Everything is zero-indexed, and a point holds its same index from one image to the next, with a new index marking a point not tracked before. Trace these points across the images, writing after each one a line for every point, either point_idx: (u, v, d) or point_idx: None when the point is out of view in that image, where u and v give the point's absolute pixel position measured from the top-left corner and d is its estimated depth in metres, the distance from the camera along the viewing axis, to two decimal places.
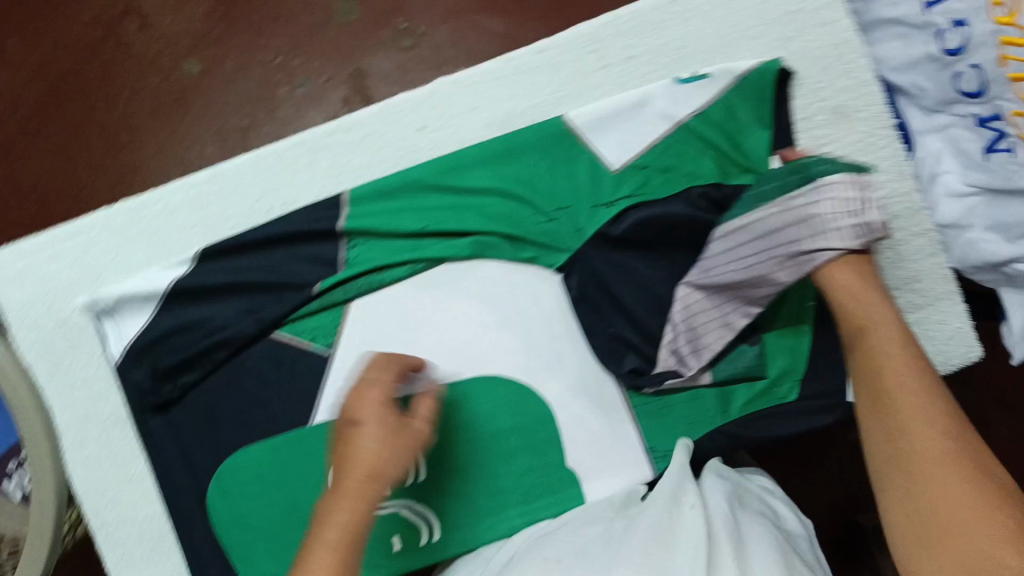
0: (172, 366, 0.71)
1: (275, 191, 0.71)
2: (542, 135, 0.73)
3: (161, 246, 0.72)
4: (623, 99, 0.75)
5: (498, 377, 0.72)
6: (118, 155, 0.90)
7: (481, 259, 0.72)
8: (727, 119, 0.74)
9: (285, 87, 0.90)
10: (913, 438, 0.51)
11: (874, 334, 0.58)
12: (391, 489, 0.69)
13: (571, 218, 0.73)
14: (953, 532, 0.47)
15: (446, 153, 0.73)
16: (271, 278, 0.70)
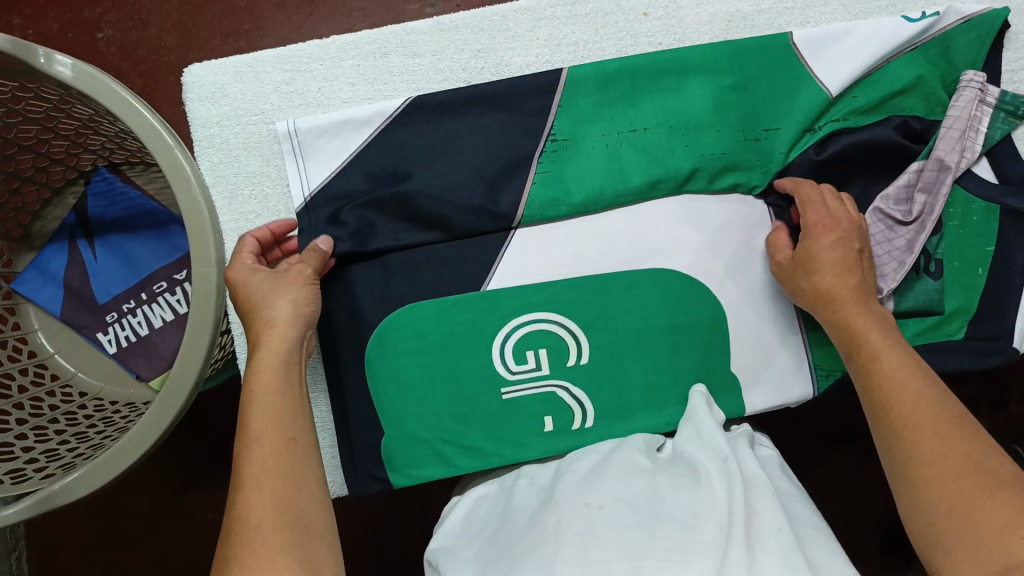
0: (365, 205, 0.68)
1: (493, 51, 0.70)
2: (770, 46, 0.69)
3: (364, 89, 0.70)
4: (844, 29, 0.70)
5: (681, 274, 0.70)
6: (240, 39, 0.95)
7: (684, 170, 0.69)
8: (944, 57, 0.70)
9: (416, 4, 0.95)
10: (897, 398, 0.53)
11: (851, 327, 0.59)
12: (553, 358, 0.70)
13: (779, 144, 0.70)
14: (970, 510, 0.46)
15: (663, 44, 0.70)
16: (466, 135, 0.69)
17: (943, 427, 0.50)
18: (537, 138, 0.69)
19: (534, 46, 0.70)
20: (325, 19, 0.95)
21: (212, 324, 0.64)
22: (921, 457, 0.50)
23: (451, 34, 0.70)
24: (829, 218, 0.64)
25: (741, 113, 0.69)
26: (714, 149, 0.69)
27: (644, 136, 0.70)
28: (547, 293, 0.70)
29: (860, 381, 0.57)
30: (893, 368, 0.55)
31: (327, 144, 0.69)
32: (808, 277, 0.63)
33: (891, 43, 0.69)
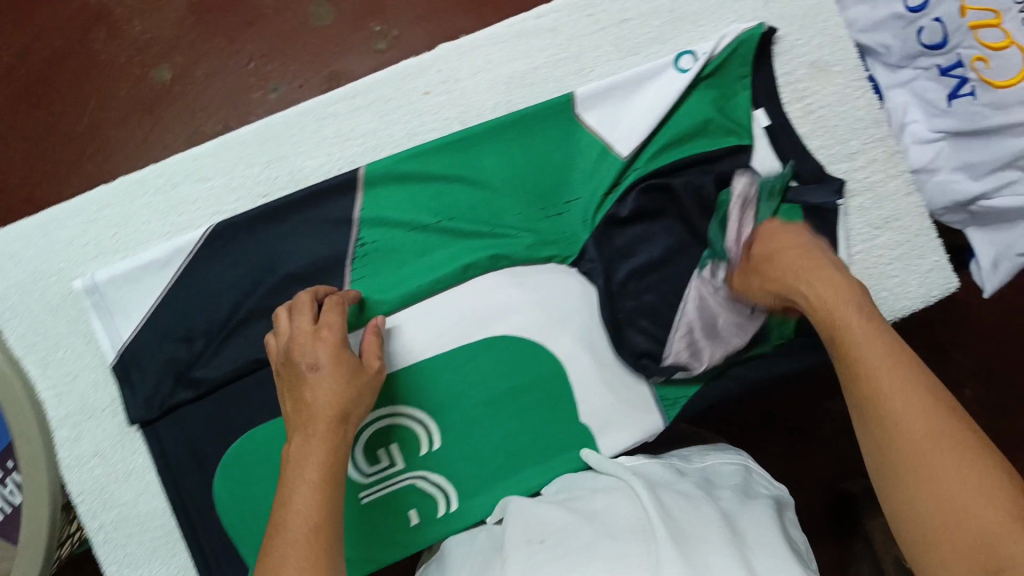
0: (189, 363, 0.68)
1: (283, 161, 0.69)
2: (551, 107, 0.70)
3: (162, 224, 0.69)
4: (618, 76, 0.71)
5: (515, 335, 0.70)
6: (86, 166, 0.94)
7: (495, 254, 0.70)
8: (718, 82, 0.71)
9: (258, 91, 0.94)
10: (869, 367, 0.51)
11: (826, 305, 0.58)
12: (405, 451, 0.69)
13: (581, 208, 0.71)
14: (936, 479, 0.44)
15: (449, 126, 0.70)
16: (274, 251, 0.69)
17: (932, 405, 0.47)
18: (347, 235, 0.69)
19: (323, 148, 0.69)
20: (169, 127, 0.94)
21: (47, 489, 0.63)
22: (900, 433, 0.47)
23: (237, 151, 0.69)
24: (791, 238, 0.65)
25: (536, 183, 0.70)
26: (518, 226, 0.70)
27: (450, 223, 0.70)
28: (389, 385, 0.69)
29: (837, 353, 0.55)
30: (865, 338, 0.53)
31: (134, 291, 0.69)
32: (773, 280, 0.63)
33: (670, 86, 0.71)
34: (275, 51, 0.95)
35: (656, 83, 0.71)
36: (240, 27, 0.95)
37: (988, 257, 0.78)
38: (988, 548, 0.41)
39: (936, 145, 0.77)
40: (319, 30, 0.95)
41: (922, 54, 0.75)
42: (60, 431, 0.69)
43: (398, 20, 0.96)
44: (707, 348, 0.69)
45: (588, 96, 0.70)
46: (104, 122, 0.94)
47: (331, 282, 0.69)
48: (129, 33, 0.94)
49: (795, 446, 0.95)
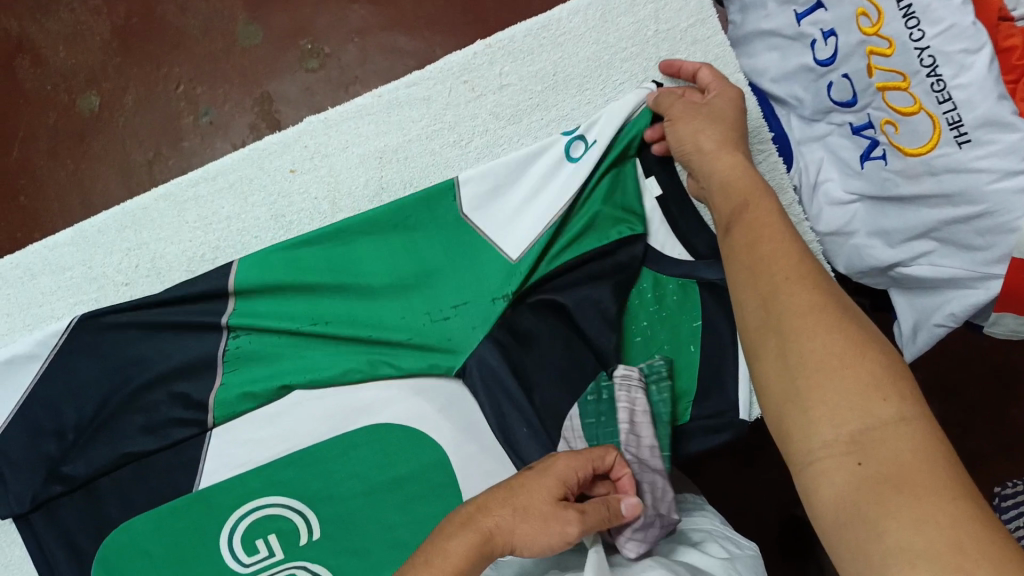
0: (56, 455, 0.66)
1: (144, 248, 0.67)
2: (428, 199, 0.66)
3: (27, 314, 0.67)
4: (502, 165, 0.67)
5: (390, 425, 0.68)
6: (19, 199, 0.87)
7: (377, 367, 0.67)
8: (610, 174, 0.67)
9: (189, 116, 0.88)
10: (768, 251, 0.48)
11: (736, 190, 0.55)
12: (286, 540, 0.67)
13: (469, 315, 0.66)
14: (818, 359, 0.42)
15: (330, 222, 0.67)
16: (141, 343, 0.65)
17: (820, 290, 0.45)
18: (216, 337, 0.65)
19: (184, 234, 0.67)
20: (101, 158, 0.88)
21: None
22: (791, 322, 0.44)
23: (96, 240, 0.67)
24: (719, 79, 0.65)
25: (419, 287, 0.66)
26: (401, 337, 0.66)
27: (326, 326, 0.66)
28: (266, 476, 0.67)
29: (732, 236, 0.52)
30: (767, 224, 0.51)
31: None
32: (695, 132, 0.61)
33: (559, 177, 0.67)
34: (205, 72, 0.89)
35: (543, 168, 0.68)
36: (167, 49, 0.89)
37: (908, 320, 0.72)
38: (863, 443, 0.39)
39: (850, 207, 0.72)
40: (249, 50, 0.89)
41: (834, 110, 0.71)
42: None
43: (329, 36, 0.89)
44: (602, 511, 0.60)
45: (469, 187, 0.66)
46: (35, 154, 0.88)
47: (202, 370, 0.66)
48: (52, 63, 0.89)
49: (748, 486, 0.87)
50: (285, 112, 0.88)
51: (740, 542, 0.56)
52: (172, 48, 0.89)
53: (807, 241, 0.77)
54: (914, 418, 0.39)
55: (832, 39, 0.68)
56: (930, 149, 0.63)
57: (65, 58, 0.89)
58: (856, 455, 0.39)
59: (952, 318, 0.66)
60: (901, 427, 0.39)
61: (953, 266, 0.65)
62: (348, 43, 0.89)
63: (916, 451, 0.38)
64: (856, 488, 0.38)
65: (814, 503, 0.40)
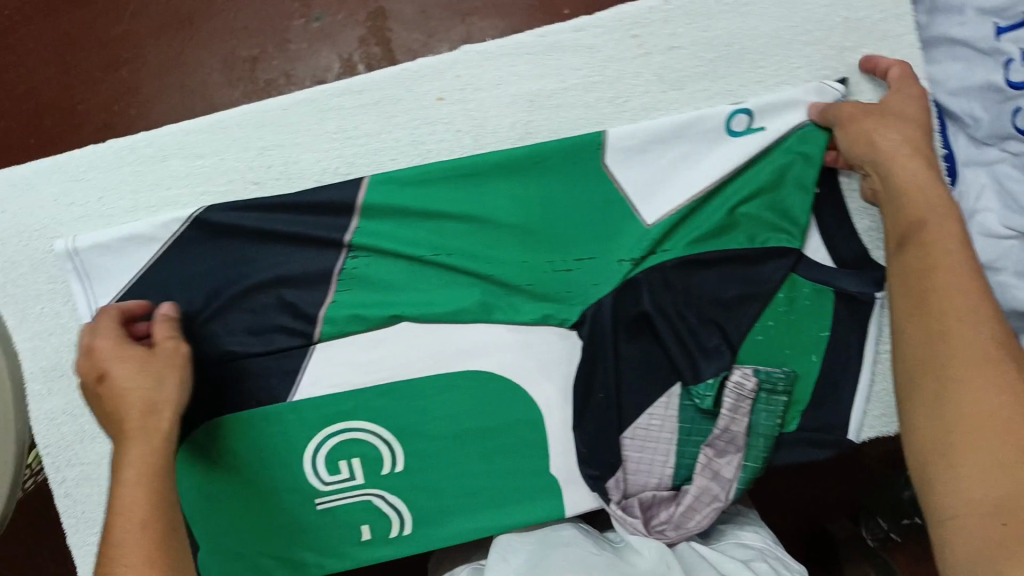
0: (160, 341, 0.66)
1: (279, 149, 0.65)
2: (572, 147, 0.64)
3: (151, 194, 0.67)
4: (658, 123, 0.64)
5: (491, 373, 0.67)
6: (120, 72, 0.86)
7: (493, 307, 0.66)
8: (771, 155, 0.64)
9: (298, 20, 0.85)
10: (939, 288, 0.52)
11: (914, 201, 0.56)
12: (369, 468, 0.67)
13: (595, 267, 0.65)
14: (972, 411, 0.46)
15: (465, 152, 0.65)
16: (257, 248, 0.65)
17: (986, 341, 0.48)
18: (337, 255, 0.65)
19: (321, 143, 0.65)
20: (207, 45, 0.86)
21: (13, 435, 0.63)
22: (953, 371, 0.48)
23: (231, 132, 0.66)
24: (903, 80, 0.62)
25: (547, 231, 0.65)
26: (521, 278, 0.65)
27: (446, 258, 0.65)
28: (358, 401, 0.67)
29: (903, 263, 0.55)
30: (947, 255, 0.53)
31: (113, 260, 0.66)
32: (868, 129, 0.60)
33: (722, 151, 0.64)
34: None
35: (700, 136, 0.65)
36: None
37: None
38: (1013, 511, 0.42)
39: (1004, 243, 0.67)
40: None
41: (1014, 138, 0.66)
42: (35, 384, 0.71)
43: None
44: (675, 514, 0.63)
45: (620, 138, 0.64)
46: (140, 26, 0.86)
47: (318, 288, 0.66)
48: None
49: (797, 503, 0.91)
50: (397, 31, 0.85)
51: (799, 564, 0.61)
52: None
53: None
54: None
55: None
56: None
57: None
58: (998, 514, 0.42)
59: None
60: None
61: None
62: None
63: None
64: (991, 542, 0.41)
65: (942, 551, 0.44)
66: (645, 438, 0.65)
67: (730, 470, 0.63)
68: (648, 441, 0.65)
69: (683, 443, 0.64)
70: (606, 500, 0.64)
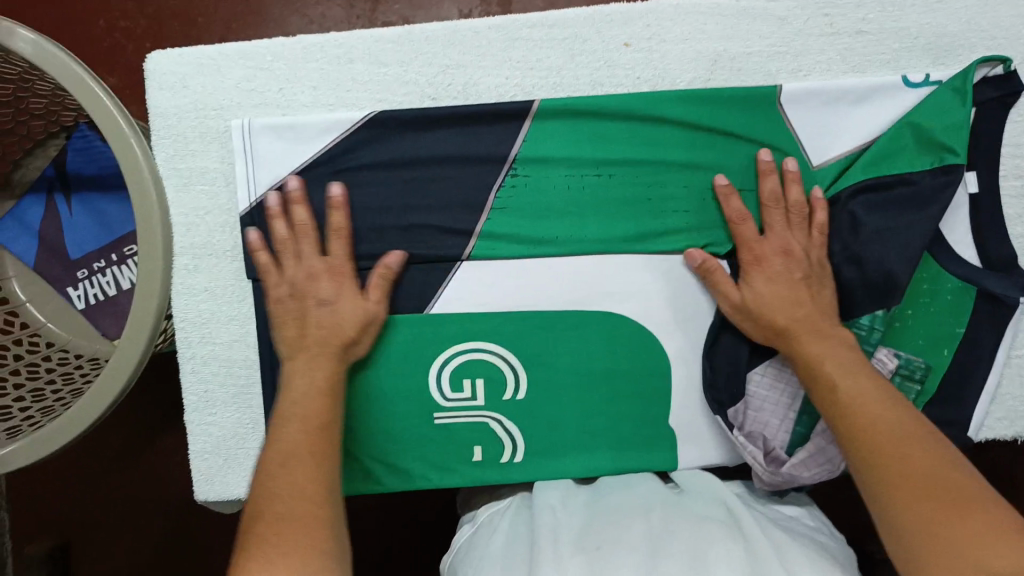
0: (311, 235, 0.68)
1: (462, 69, 0.67)
2: (750, 95, 0.65)
3: (330, 91, 0.68)
4: (831, 84, 0.65)
5: (629, 319, 0.68)
6: None
7: (644, 239, 0.67)
8: (939, 106, 0.64)
9: None
10: (854, 416, 0.52)
11: (824, 368, 0.56)
12: (491, 390, 0.69)
13: (750, 203, 0.66)
14: (918, 480, 0.46)
15: (643, 87, 0.67)
16: (422, 155, 0.68)
17: (908, 429, 0.50)
18: (498, 171, 0.68)
19: (504, 70, 0.67)
20: None
21: (152, 315, 0.61)
22: (893, 475, 0.47)
23: (420, 45, 0.67)
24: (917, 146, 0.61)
25: (708, 169, 0.66)
26: (676, 211, 0.67)
27: (608, 182, 0.67)
28: (494, 323, 0.69)
29: (829, 413, 0.54)
30: (849, 395, 0.54)
31: (280, 148, 0.68)
32: (784, 242, 0.63)
33: (889, 105, 0.66)
34: None
35: (872, 102, 0.66)
36: None
37: None
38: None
39: None
40: None
41: None
42: (181, 260, 0.71)
43: None
44: (793, 465, 0.61)
45: (793, 93, 0.65)
46: None
47: (474, 208, 0.68)
48: None
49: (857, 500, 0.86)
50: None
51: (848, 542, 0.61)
52: None
53: None
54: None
55: None
56: None
57: None
58: None
59: None
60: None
61: None
62: None
63: None
64: None
65: None
66: (776, 376, 0.66)
67: None
68: (779, 382, 0.66)
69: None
70: (729, 427, 0.65)
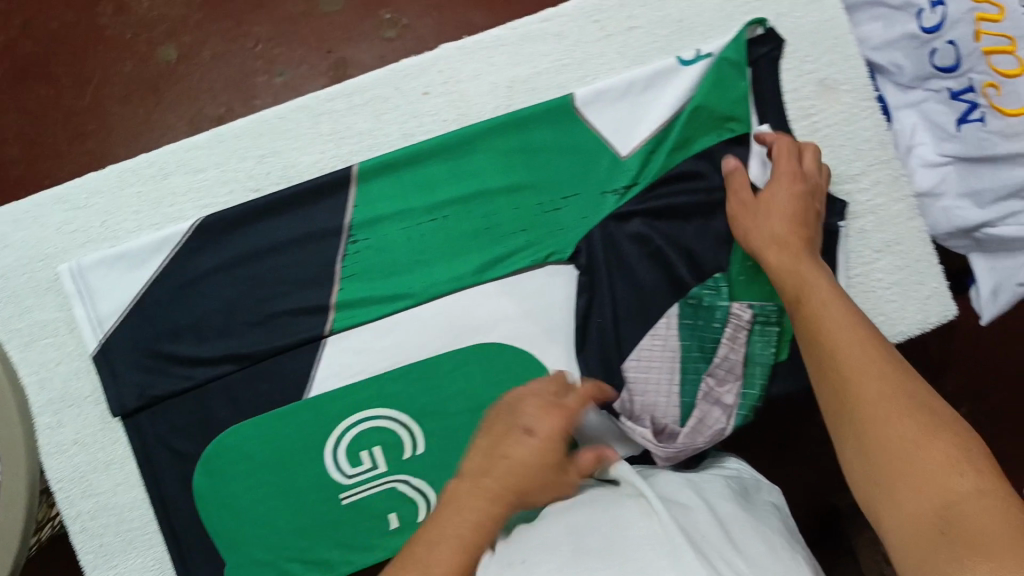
0: (168, 354, 0.68)
1: (277, 156, 0.69)
2: (548, 109, 0.69)
3: (152, 211, 0.69)
4: (617, 81, 0.70)
5: (501, 344, 0.69)
6: (86, 143, 0.86)
7: (494, 265, 0.69)
8: (715, 80, 0.69)
9: (262, 76, 0.86)
10: (834, 349, 0.48)
11: (815, 305, 0.53)
12: (388, 455, 0.68)
13: (579, 205, 0.69)
14: (878, 414, 0.43)
15: (451, 128, 0.70)
16: (262, 248, 0.68)
17: (877, 357, 0.46)
18: (337, 242, 0.69)
19: (318, 144, 0.70)
20: (175, 105, 0.86)
21: None
22: (858, 381, 0.45)
23: (231, 144, 0.70)
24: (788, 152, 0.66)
25: (532, 185, 0.69)
26: (517, 230, 0.69)
27: (445, 221, 0.69)
28: (374, 388, 0.69)
29: (807, 348, 0.51)
30: (844, 328, 0.49)
31: (114, 279, 0.68)
32: (772, 195, 0.64)
33: (676, 85, 0.70)
34: (282, 33, 0.86)
35: (660, 88, 0.71)
36: (249, 7, 0.86)
37: (988, 287, 0.77)
38: (948, 507, 0.37)
39: (942, 169, 0.76)
40: (331, 16, 0.86)
41: (934, 76, 0.74)
42: (42, 418, 0.70)
43: (409, 7, 0.86)
44: (685, 436, 0.64)
45: (585, 99, 0.70)
46: (106, 94, 0.86)
47: (322, 283, 0.69)
48: (137, 11, 0.87)
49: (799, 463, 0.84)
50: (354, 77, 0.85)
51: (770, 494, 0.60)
52: (255, 7, 0.86)
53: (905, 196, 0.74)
54: (993, 491, 0.37)
55: (940, 8, 0.71)
56: None
57: (150, 8, 0.87)
58: (939, 519, 0.37)
59: None
60: (979, 501, 0.37)
61: None
62: (426, 15, 0.86)
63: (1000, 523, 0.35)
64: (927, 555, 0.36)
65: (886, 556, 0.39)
66: (649, 358, 0.66)
67: (731, 395, 0.65)
68: (653, 362, 0.66)
69: (687, 361, 0.66)
70: (616, 416, 0.65)
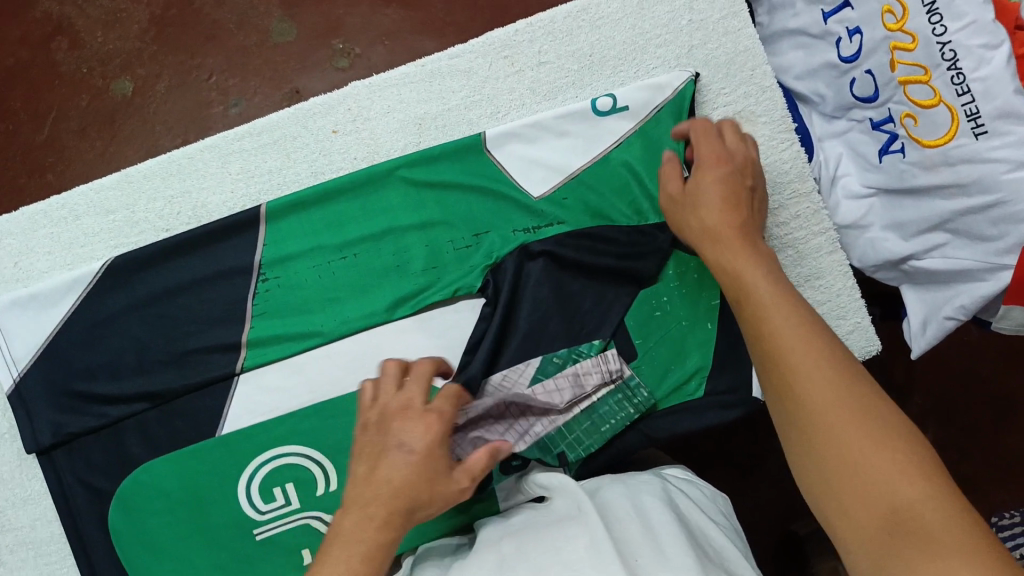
0: (79, 393, 0.68)
1: (187, 195, 0.70)
2: (456, 147, 0.70)
3: (65, 250, 0.71)
4: (525, 121, 0.71)
5: None
6: (43, 176, 0.85)
7: (403, 303, 0.69)
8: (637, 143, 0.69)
9: (217, 106, 0.86)
10: (774, 334, 0.46)
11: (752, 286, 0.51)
12: (302, 492, 0.67)
13: (487, 243, 0.69)
14: (819, 414, 0.41)
15: (361, 167, 0.71)
16: (172, 285, 0.69)
17: (816, 343, 0.44)
18: (248, 280, 0.69)
19: (227, 184, 0.71)
20: (131, 140, 0.85)
21: None
22: (797, 378, 0.43)
23: (140, 184, 0.71)
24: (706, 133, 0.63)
25: (441, 223, 0.69)
26: (425, 268, 0.69)
27: (354, 259, 0.69)
28: (288, 424, 0.67)
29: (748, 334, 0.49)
30: (780, 312, 0.47)
31: (25, 318, 0.69)
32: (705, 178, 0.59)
33: (585, 122, 0.71)
34: (238, 64, 0.86)
35: (569, 127, 0.71)
36: (200, 39, 0.86)
37: (917, 316, 0.69)
38: (897, 513, 0.37)
39: (866, 201, 0.71)
40: (282, 46, 0.86)
41: (855, 106, 0.70)
42: None
43: (360, 36, 0.86)
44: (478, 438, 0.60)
45: (494, 137, 0.70)
46: (63, 130, 0.85)
47: (234, 321, 0.68)
48: (92, 46, 0.87)
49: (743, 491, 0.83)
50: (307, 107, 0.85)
51: (719, 504, 0.57)
52: (206, 39, 0.86)
53: (823, 231, 0.74)
54: (940, 496, 0.37)
55: (857, 37, 0.67)
56: (948, 140, 0.60)
57: (103, 44, 0.87)
58: (890, 526, 0.37)
59: (963, 310, 0.64)
60: (931, 506, 0.37)
61: (964, 258, 0.62)
62: (377, 43, 0.86)
63: (950, 528, 0.36)
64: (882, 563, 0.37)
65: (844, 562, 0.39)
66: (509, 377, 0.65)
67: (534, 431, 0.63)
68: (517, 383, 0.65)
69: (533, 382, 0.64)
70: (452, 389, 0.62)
